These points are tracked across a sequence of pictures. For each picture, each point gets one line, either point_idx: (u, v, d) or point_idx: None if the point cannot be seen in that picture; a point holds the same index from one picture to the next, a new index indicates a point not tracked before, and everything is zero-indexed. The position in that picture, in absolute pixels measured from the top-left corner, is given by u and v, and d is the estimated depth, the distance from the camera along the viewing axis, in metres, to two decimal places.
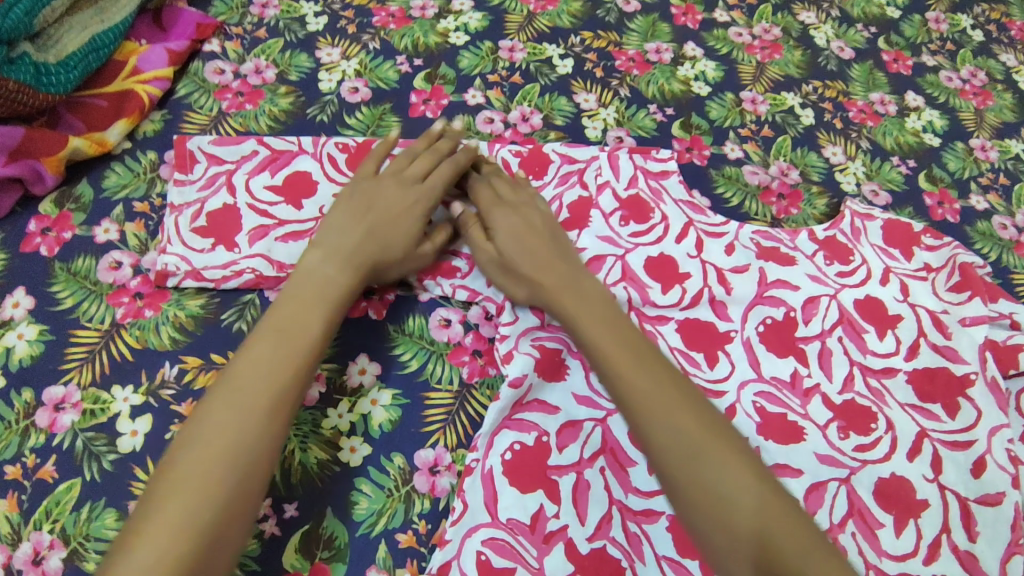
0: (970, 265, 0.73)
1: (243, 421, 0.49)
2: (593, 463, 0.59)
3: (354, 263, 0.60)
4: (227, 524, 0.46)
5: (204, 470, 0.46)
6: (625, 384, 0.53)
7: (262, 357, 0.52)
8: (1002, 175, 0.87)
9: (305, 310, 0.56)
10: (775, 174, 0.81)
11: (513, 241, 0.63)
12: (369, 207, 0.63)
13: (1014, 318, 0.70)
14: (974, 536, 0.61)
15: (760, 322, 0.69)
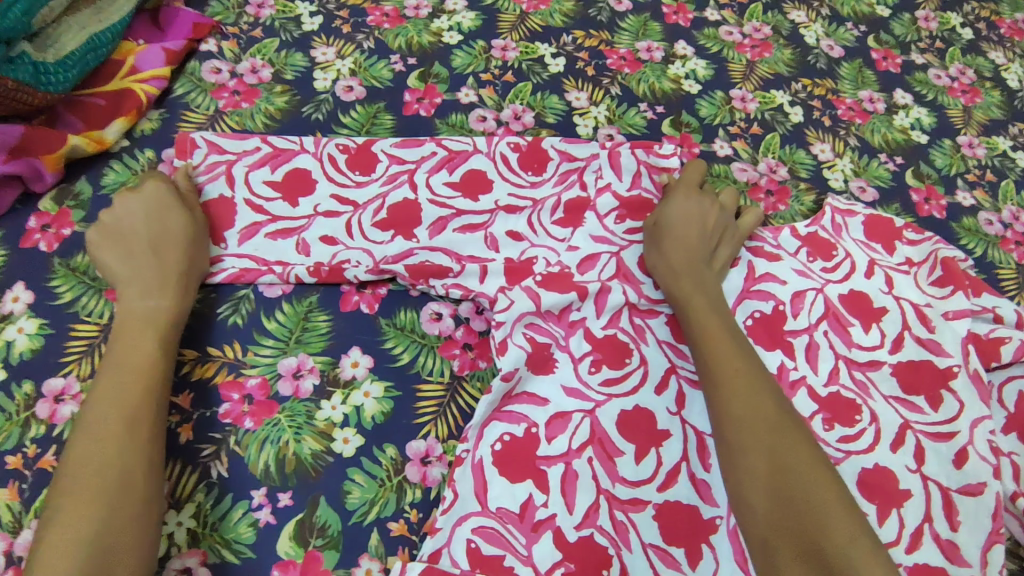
0: (955, 259, 0.74)
1: (90, 443, 0.52)
2: (581, 453, 0.60)
3: (165, 287, 0.61)
4: (125, 538, 0.48)
5: (74, 495, 0.49)
6: (715, 359, 0.61)
7: (113, 383, 0.55)
8: (989, 172, 0.88)
9: (137, 334, 0.58)
10: (763, 171, 0.82)
11: (683, 220, 0.70)
12: (131, 235, 0.63)
13: (998, 311, 0.71)
14: (956, 525, 0.62)
15: (748, 316, 0.70)
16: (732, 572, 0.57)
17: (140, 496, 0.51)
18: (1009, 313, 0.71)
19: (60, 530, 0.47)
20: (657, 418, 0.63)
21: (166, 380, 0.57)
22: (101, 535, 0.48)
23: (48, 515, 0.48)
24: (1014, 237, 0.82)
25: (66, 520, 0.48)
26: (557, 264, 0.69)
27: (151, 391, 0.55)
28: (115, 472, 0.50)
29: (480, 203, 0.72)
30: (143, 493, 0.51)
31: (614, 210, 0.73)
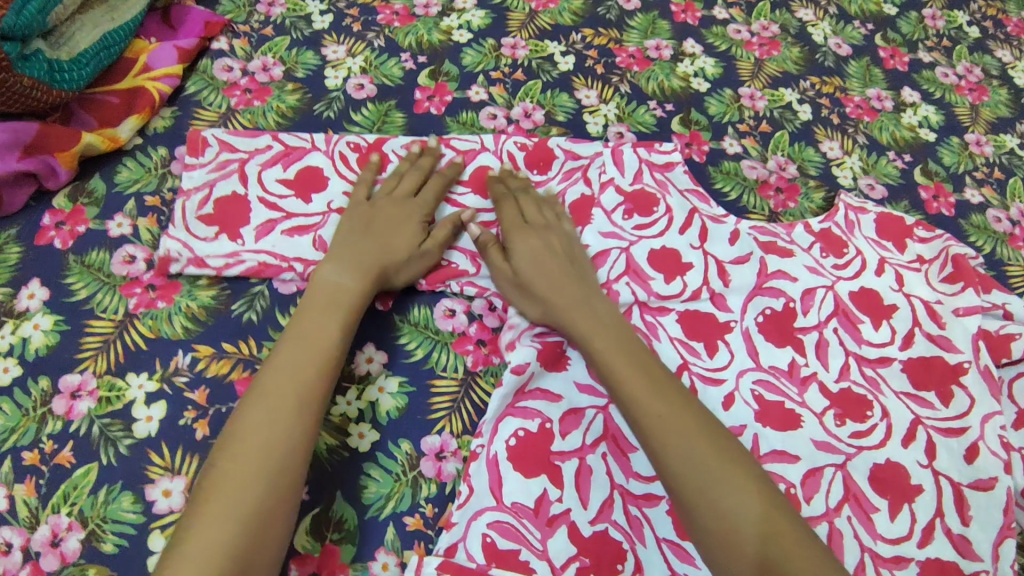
0: (964, 255, 0.75)
1: (258, 417, 0.52)
2: (595, 449, 0.61)
3: (368, 269, 0.63)
4: (273, 518, 0.49)
5: (243, 469, 0.50)
6: (643, 414, 0.54)
7: (286, 360, 0.56)
8: (996, 169, 0.88)
9: (321, 313, 0.59)
10: (772, 168, 0.82)
11: (531, 262, 0.65)
12: (395, 228, 0.66)
13: (1008, 308, 0.72)
14: (968, 520, 0.62)
15: (759, 313, 0.70)
16: None
17: (294, 475, 0.51)
18: (1018, 309, 0.72)
19: (213, 504, 0.48)
20: None
21: (340, 364, 0.58)
22: (257, 513, 0.49)
23: (205, 485, 0.49)
24: (1023, 234, 0.82)
25: (230, 493, 0.49)
26: None
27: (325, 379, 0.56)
28: (277, 452, 0.51)
29: (490, 201, 0.73)
30: (298, 476, 0.52)
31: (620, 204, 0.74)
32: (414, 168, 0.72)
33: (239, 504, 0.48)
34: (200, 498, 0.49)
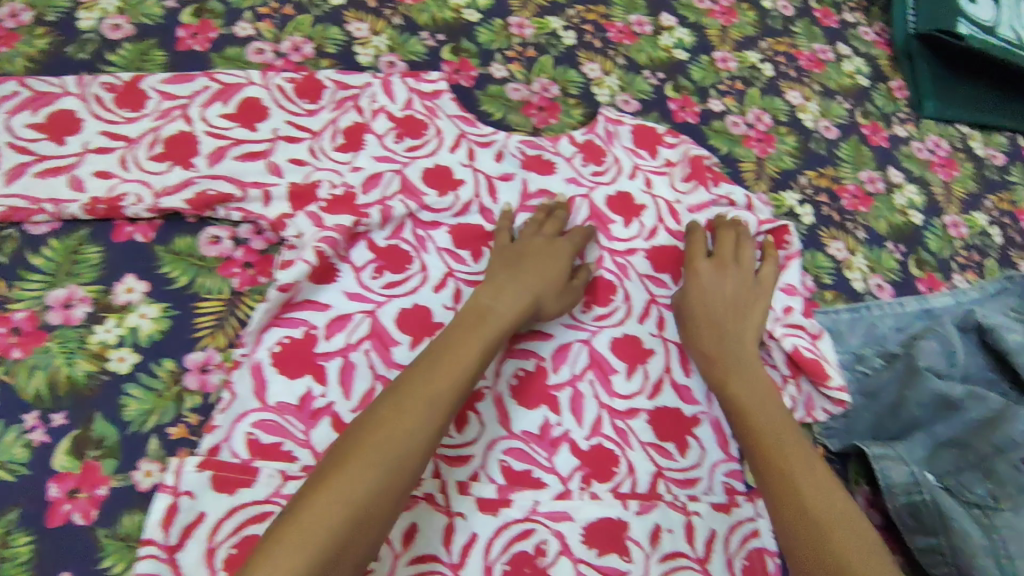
0: (699, 155, 0.86)
1: (415, 421, 0.53)
2: (359, 346, 0.67)
3: (530, 299, 0.67)
4: (378, 510, 0.49)
5: (366, 455, 0.50)
6: (751, 412, 0.64)
7: (444, 372, 0.57)
8: (737, 82, 0.99)
9: (472, 330, 0.61)
10: (536, 90, 0.89)
11: (496, 296, 0.65)
12: (533, 267, 0.70)
13: (731, 198, 0.84)
14: (688, 371, 0.74)
15: (525, 224, 0.78)
16: (496, 431, 0.67)
17: (401, 485, 0.51)
18: (739, 198, 0.84)
19: (330, 491, 0.48)
20: (433, 312, 0.70)
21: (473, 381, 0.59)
22: (368, 498, 0.48)
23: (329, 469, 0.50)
24: (756, 135, 0.95)
25: (333, 484, 0.48)
26: (340, 186, 0.74)
27: (456, 390, 0.56)
28: (415, 450, 0.52)
29: (258, 131, 0.76)
30: (397, 485, 0.50)
31: (391, 130, 0.79)
32: (551, 223, 0.76)
33: (348, 492, 0.48)
34: (315, 484, 0.49)
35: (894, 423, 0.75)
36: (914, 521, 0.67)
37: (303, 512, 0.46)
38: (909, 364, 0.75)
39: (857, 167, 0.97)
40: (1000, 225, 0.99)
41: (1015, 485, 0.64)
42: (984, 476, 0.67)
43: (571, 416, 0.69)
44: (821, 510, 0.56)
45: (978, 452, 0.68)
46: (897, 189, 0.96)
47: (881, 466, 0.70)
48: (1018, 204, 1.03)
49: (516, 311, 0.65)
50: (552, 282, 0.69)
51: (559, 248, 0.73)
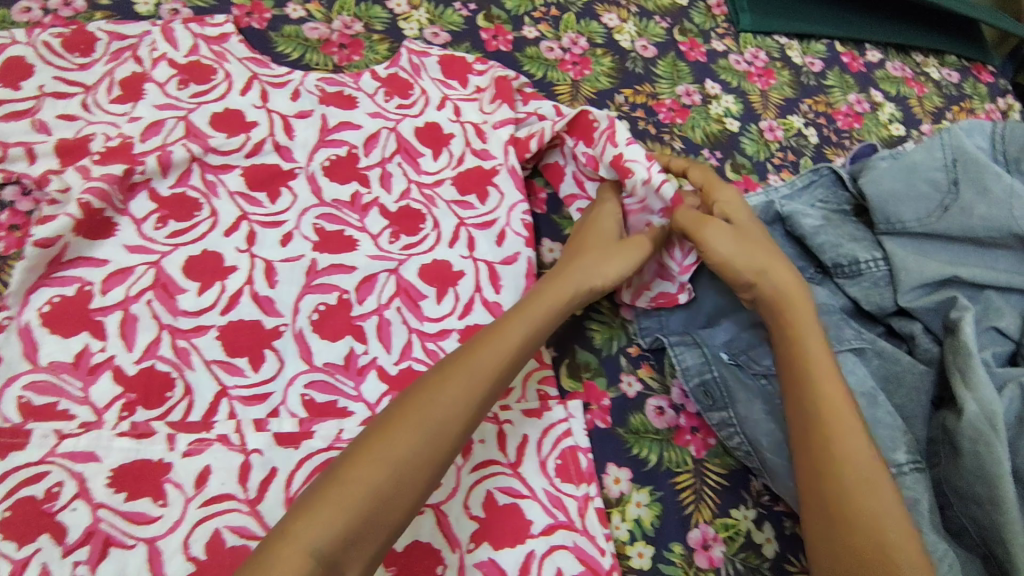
0: (504, 77, 0.85)
1: (446, 395, 0.54)
2: (140, 298, 0.65)
3: (569, 277, 0.68)
4: (412, 488, 0.50)
5: (396, 429, 0.52)
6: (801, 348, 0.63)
7: (488, 355, 0.58)
8: (553, 8, 1.00)
9: (519, 314, 0.62)
10: (336, 28, 0.87)
11: (557, 278, 0.68)
12: (584, 247, 0.72)
13: (538, 112, 0.84)
14: (499, 288, 0.73)
15: (326, 159, 0.77)
16: (296, 366, 0.65)
17: (433, 469, 0.52)
18: (548, 109, 0.83)
19: (378, 454, 0.50)
20: (224, 257, 0.68)
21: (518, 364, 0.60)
22: (406, 467, 0.50)
23: (369, 437, 0.52)
24: (571, 59, 0.96)
25: (374, 454, 0.50)
26: (116, 138, 0.72)
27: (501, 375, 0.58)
28: (454, 422, 0.53)
29: (22, 91, 0.73)
30: (431, 469, 0.51)
31: (174, 76, 0.77)
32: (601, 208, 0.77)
33: (375, 464, 0.50)
34: (352, 457, 0.51)
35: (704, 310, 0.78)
36: (707, 398, 0.71)
37: (338, 484, 0.48)
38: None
39: (675, 81, 0.99)
40: (815, 126, 1.03)
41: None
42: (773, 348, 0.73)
43: (378, 343, 0.68)
44: (841, 439, 0.57)
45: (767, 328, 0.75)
46: (714, 100, 0.99)
47: (677, 352, 0.73)
48: (836, 106, 1.07)
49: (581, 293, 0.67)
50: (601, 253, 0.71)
51: (594, 225, 0.74)
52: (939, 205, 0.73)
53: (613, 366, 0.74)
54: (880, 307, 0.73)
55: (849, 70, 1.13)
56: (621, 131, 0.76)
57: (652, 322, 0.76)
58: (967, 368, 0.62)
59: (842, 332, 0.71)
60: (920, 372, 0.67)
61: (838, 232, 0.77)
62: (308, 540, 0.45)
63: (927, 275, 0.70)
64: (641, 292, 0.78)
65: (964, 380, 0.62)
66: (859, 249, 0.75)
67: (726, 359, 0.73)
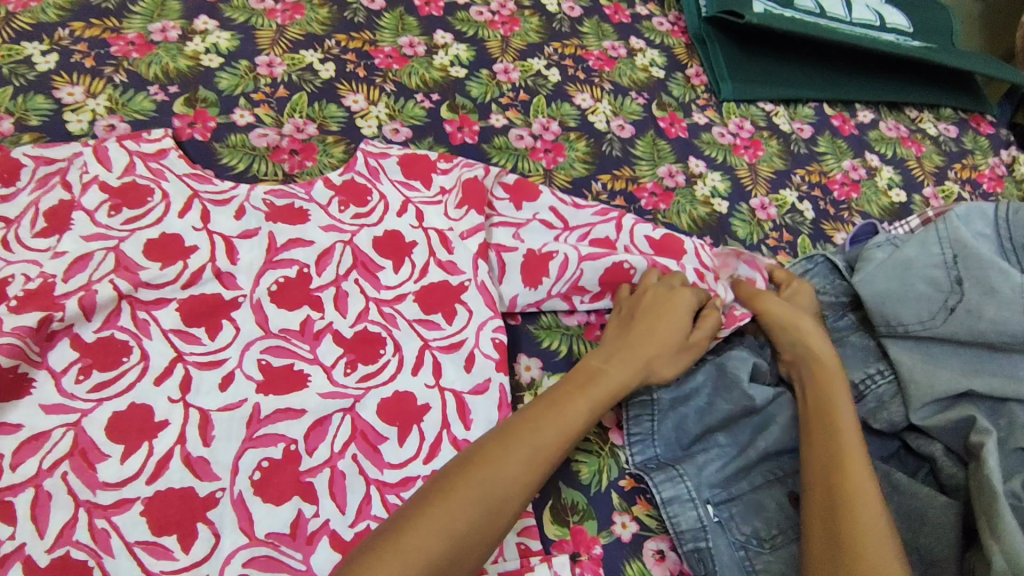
0: (474, 177, 0.78)
1: (511, 466, 0.53)
2: (55, 471, 0.57)
3: (634, 361, 0.65)
4: (468, 550, 0.49)
5: (457, 494, 0.50)
6: (845, 449, 0.58)
7: (547, 429, 0.57)
8: (521, 92, 0.94)
9: (576, 390, 0.61)
10: (288, 132, 0.82)
11: (619, 363, 0.65)
12: (650, 325, 0.68)
13: (537, 219, 0.78)
14: (469, 424, 0.65)
15: (273, 282, 0.70)
16: (235, 540, 0.56)
17: (494, 535, 0.50)
18: (546, 216, 0.79)
19: (435, 518, 0.49)
20: (154, 410, 0.61)
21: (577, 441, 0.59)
22: (467, 532, 0.49)
23: (421, 504, 0.50)
24: (543, 146, 0.90)
25: (434, 515, 0.49)
26: (37, 279, 0.65)
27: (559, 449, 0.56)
28: (513, 493, 0.52)
29: None
30: (490, 536, 0.50)
31: (105, 202, 0.70)
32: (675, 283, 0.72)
33: (438, 526, 0.48)
34: (408, 520, 0.49)
35: (692, 429, 0.68)
36: (702, 565, 0.61)
37: (396, 545, 0.47)
38: (732, 376, 0.69)
39: (655, 162, 0.93)
40: (811, 199, 0.96)
41: (776, 524, 0.63)
42: (754, 511, 0.64)
43: (331, 502, 0.59)
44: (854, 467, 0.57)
45: (745, 484, 0.65)
46: (699, 179, 0.92)
47: (670, 512, 0.63)
48: (830, 174, 1.00)
49: (629, 379, 0.64)
50: (677, 338, 0.68)
51: (668, 301, 0.70)
52: (942, 306, 0.66)
53: (605, 504, 0.65)
54: (890, 425, 0.67)
55: (841, 134, 1.06)
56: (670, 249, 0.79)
57: (642, 431, 0.68)
58: (994, 512, 0.55)
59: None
60: (941, 506, 0.60)
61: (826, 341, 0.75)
62: None
63: (938, 388, 0.64)
64: (636, 396, 0.69)
65: (991, 527, 0.55)
66: (851, 371, 0.71)
67: (713, 514, 0.63)
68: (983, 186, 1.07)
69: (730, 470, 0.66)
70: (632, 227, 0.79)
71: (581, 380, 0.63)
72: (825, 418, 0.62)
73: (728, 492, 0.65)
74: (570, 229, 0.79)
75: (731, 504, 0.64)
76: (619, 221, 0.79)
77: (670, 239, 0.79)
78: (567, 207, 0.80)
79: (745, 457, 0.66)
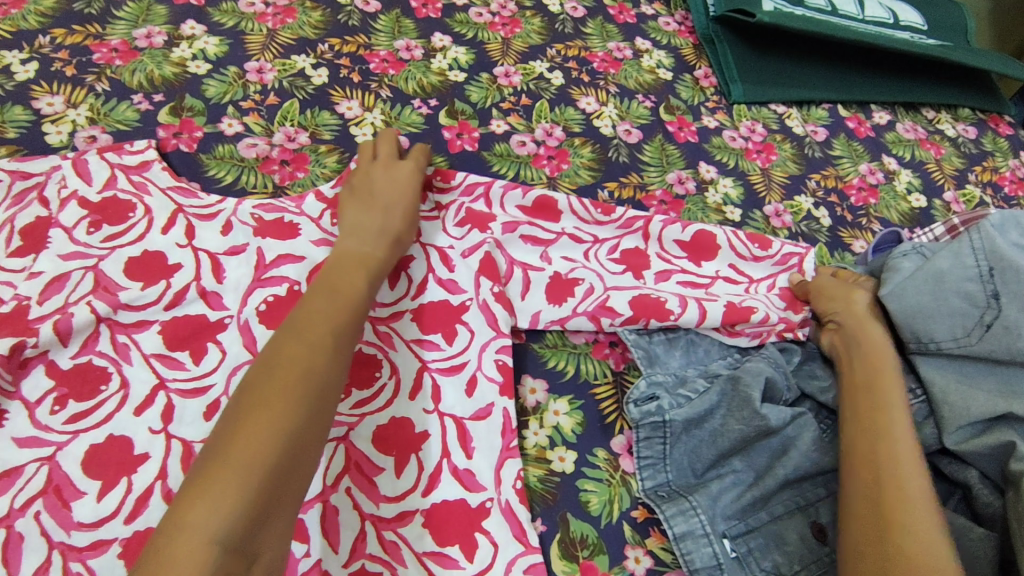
0: (484, 212, 0.75)
1: (306, 347, 0.51)
2: (27, 510, 0.53)
3: (388, 235, 0.66)
4: (302, 439, 0.46)
5: (277, 396, 0.47)
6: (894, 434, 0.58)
7: (330, 312, 0.55)
8: (523, 97, 0.90)
9: (354, 277, 0.60)
10: (278, 142, 0.78)
11: (351, 233, 0.65)
12: (379, 190, 0.69)
13: (565, 235, 0.76)
14: (471, 452, 0.61)
15: (262, 301, 0.66)
16: None
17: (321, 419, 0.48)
18: (574, 232, 0.76)
19: (255, 424, 0.45)
20: (134, 443, 0.57)
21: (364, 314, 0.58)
22: (300, 428, 0.46)
23: (235, 416, 0.46)
24: (546, 152, 0.86)
25: (261, 418, 0.45)
26: (9, 301, 0.61)
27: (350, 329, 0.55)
28: (319, 372, 0.50)
29: None
30: (317, 421, 0.48)
31: (84, 218, 0.66)
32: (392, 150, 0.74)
33: (266, 429, 0.44)
34: (226, 435, 0.44)
35: (707, 453, 0.64)
36: None
37: (229, 461, 0.42)
38: (744, 396, 0.64)
39: (664, 168, 0.88)
40: (827, 205, 0.91)
41: (797, 559, 0.60)
42: (774, 544, 0.60)
43: (324, 541, 0.56)
44: (901, 465, 0.55)
45: (764, 515, 0.61)
46: (710, 186, 0.88)
47: (683, 549, 0.59)
48: (847, 178, 0.95)
49: (387, 255, 0.64)
50: (415, 206, 0.70)
51: (397, 166, 0.72)
52: (978, 323, 0.62)
53: (616, 538, 0.61)
54: (923, 447, 0.63)
55: (856, 136, 1.02)
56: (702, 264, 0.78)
57: (653, 455, 0.63)
58: None
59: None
60: (980, 538, 0.56)
61: None
62: (210, 524, 0.39)
63: (974, 412, 0.59)
64: (646, 417, 0.64)
65: None
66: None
67: (730, 550, 0.59)
68: (1005, 190, 1.02)
69: (746, 501, 0.62)
70: (660, 232, 0.78)
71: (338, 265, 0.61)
72: (875, 415, 0.60)
73: (746, 524, 0.61)
74: (599, 241, 0.76)
75: (749, 537, 0.60)
76: (645, 229, 0.77)
77: (703, 237, 0.78)
78: (590, 224, 0.77)
79: (765, 487, 0.62)
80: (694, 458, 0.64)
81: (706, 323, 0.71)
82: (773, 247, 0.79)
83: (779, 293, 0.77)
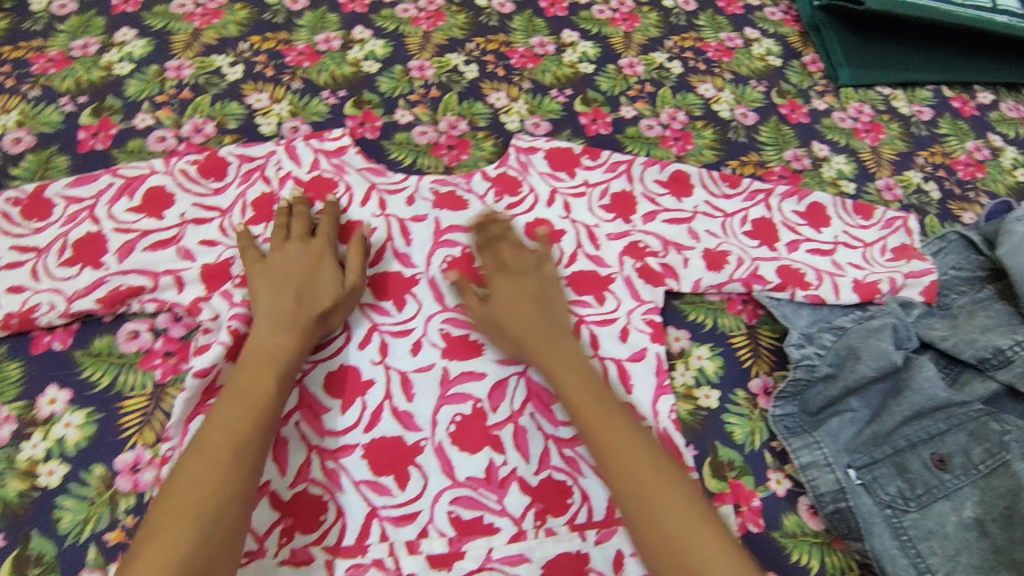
0: (625, 190, 0.86)
1: (203, 464, 0.56)
2: (289, 420, 0.67)
3: (297, 325, 0.67)
4: (209, 554, 0.52)
5: (168, 526, 0.52)
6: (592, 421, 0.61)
7: (227, 420, 0.59)
8: (647, 85, 1.00)
9: (259, 372, 0.63)
10: (443, 129, 0.90)
11: (261, 317, 0.67)
12: (285, 277, 0.70)
13: (698, 211, 0.86)
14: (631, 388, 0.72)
15: (443, 261, 0.78)
16: (440, 482, 0.66)
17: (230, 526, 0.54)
18: (705, 208, 0.86)
19: (160, 544, 0.51)
20: (361, 370, 0.70)
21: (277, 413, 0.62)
22: (196, 551, 0.51)
23: (145, 535, 0.52)
24: (672, 134, 0.95)
25: (161, 543, 0.51)
26: None
27: (253, 430, 0.59)
28: (220, 488, 0.55)
29: (166, 219, 0.77)
30: (225, 531, 0.54)
31: (300, 194, 0.80)
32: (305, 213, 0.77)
33: (164, 552, 0.51)
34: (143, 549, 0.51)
35: (831, 393, 0.72)
36: (844, 525, 0.66)
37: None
38: (879, 347, 0.72)
39: (781, 147, 0.96)
40: (936, 179, 0.97)
41: (923, 484, 0.67)
42: (898, 472, 0.68)
43: (517, 453, 0.68)
44: (594, 414, 0.62)
45: (888, 448, 0.69)
46: (824, 163, 0.96)
47: (808, 476, 0.69)
48: (953, 155, 1.01)
49: (301, 343, 0.66)
50: (334, 292, 0.70)
51: (292, 257, 0.72)
52: None
53: (759, 462, 0.71)
54: None
55: (962, 115, 1.07)
56: (816, 233, 0.87)
57: (791, 389, 0.73)
58: None
59: (969, 457, 0.67)
60: None
61: (970, 325, 0.76)
62: None
63: None
64: (803, 359, 0.74)
65: None
66: (999, 338, 0.73)
67: (855, 477, 0.68)
68: None
69: (869, 435, 0.70)
70: (779, 205, 0.88)
71: (255, 355, 0.64)
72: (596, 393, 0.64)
73: (870, 456, 0.69)
74: (729, 215, 0.86)
75: (874, 467, 0.69)
76: (766, 201, 0.88)
77: (815, 207, 0.88)
78: (719, 198, 0.87)
79: (884, 422, 0.70)
80: (830, 381, 0.73)
81: (842, 298, 0.80)
82: (874, 215, 0.89)
83: (891, 253, 0.86)
